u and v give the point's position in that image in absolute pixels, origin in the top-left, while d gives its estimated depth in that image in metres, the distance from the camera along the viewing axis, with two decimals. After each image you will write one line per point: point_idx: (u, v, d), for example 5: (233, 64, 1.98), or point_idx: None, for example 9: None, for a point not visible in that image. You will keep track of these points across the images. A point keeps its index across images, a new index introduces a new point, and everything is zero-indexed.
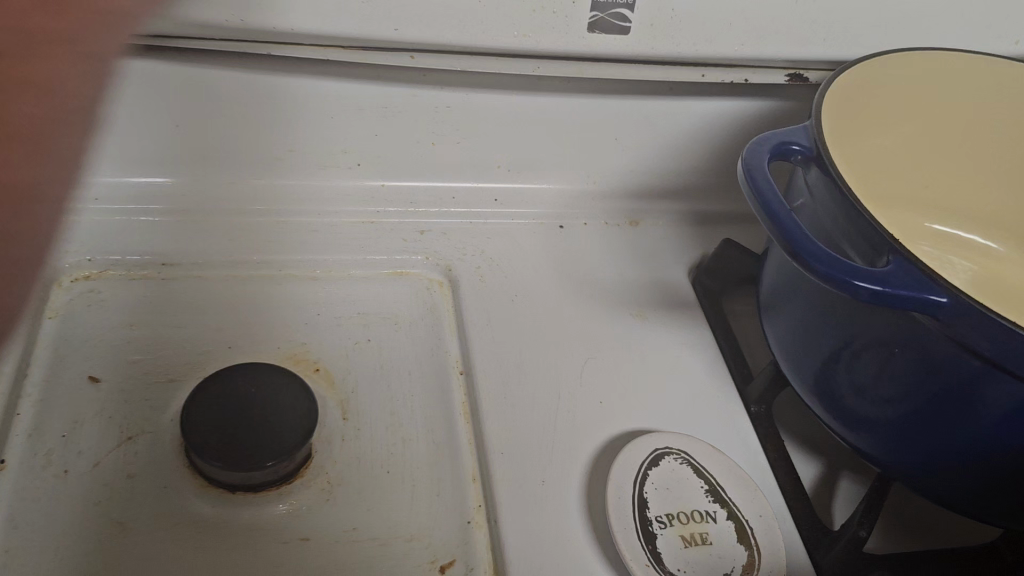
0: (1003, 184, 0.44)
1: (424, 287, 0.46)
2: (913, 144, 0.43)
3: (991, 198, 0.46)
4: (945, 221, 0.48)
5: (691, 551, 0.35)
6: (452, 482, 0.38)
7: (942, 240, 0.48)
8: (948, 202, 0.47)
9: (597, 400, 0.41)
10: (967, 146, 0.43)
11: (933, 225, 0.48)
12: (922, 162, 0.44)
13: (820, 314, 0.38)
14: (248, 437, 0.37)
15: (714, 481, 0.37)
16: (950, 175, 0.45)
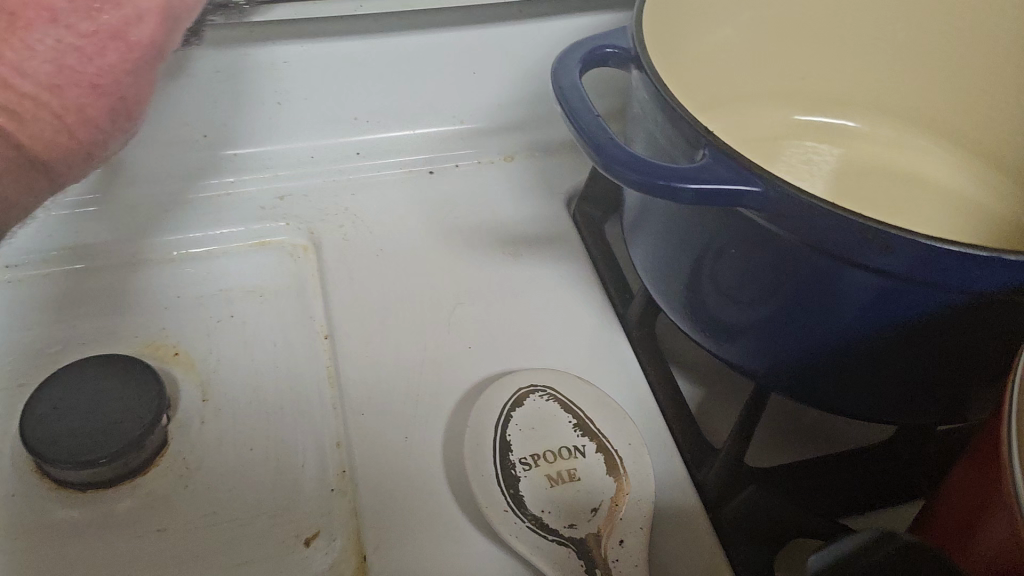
0: (862, 56, 0.44)
1: (287, 255, 0.44)
2: (751, 26, 0.42)
3: (851, 70, 0.45)
4: (812, 111, 0.48)
5: (557, 490, 0.33)
6: (316, 452, 0.37)
7: (814, 131, 0.48)
8: (806, 85, 0.46)
9: (465, 345, 0.39)
10: (804, 16, 0.42)
11: (801, 117, 0.48)
12: (770, 45, 0.43)
13: (672, 229, 0.36)
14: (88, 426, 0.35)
15: (583, 414, 0.35)
16: (803, 51, 0.44)
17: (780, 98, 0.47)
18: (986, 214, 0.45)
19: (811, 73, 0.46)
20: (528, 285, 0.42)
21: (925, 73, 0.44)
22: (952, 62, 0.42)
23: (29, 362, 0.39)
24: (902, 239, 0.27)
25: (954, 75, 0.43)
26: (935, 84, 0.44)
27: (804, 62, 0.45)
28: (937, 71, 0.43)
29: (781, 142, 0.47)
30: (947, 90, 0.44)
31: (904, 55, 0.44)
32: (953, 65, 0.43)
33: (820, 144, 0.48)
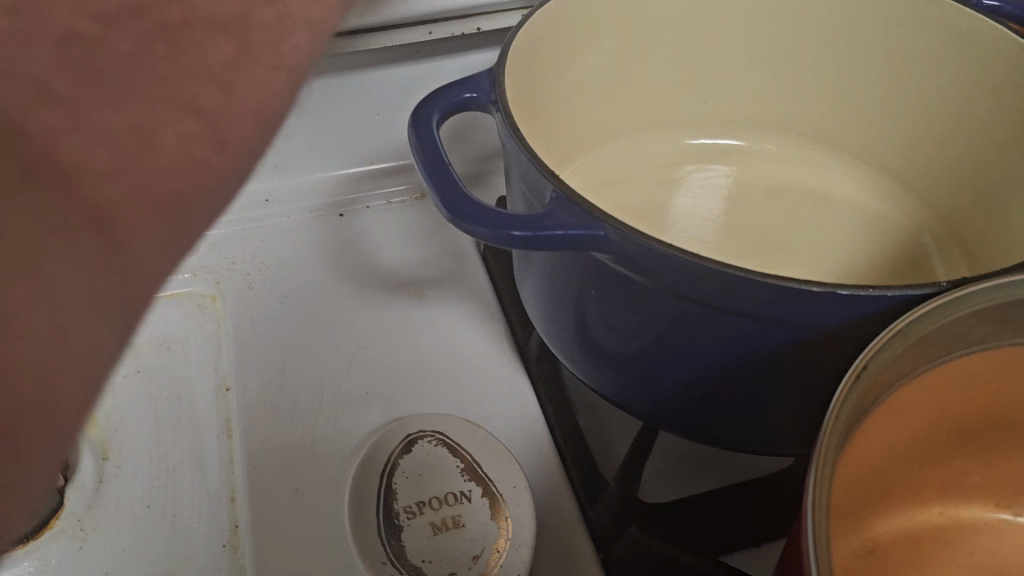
0: (756, 78, 0.45)
1: (196, 307, 0.44)
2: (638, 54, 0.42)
3: (750, 91, 0.45)
4: (711, 133, 0.48)
5: (441, 538, 0.33)
6: (212, 506, 0.37)
7: (717, 152, 0.48)
8: (705, 110, 0.47)
9: (364, 390, 0.39)
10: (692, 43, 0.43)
11: (700, 139, 0.48)
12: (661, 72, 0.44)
13: (550, 273, 0.35)
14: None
15: (470, 457, 0.35)
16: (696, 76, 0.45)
17: (679, 122, 0.47)
18: (893, 229, 0.44)
19: (711, 97, 0.46)
20: (429, 325, 0.42)
21: (822, 90, 0.44)
22: (846, 77, 0.42)
23: None
24: (738, 278, 0.26)
25: (849, 90, 0.43)
26: (832, 100, 0.44)
27: (701, 86, 0.45)
28: (834, 85, 0.43)
29: (686, 167, 0.47)
30: (846, 107, 0.44)
31: (798, 74, 0.44)
32: (848, 79, 0.42)
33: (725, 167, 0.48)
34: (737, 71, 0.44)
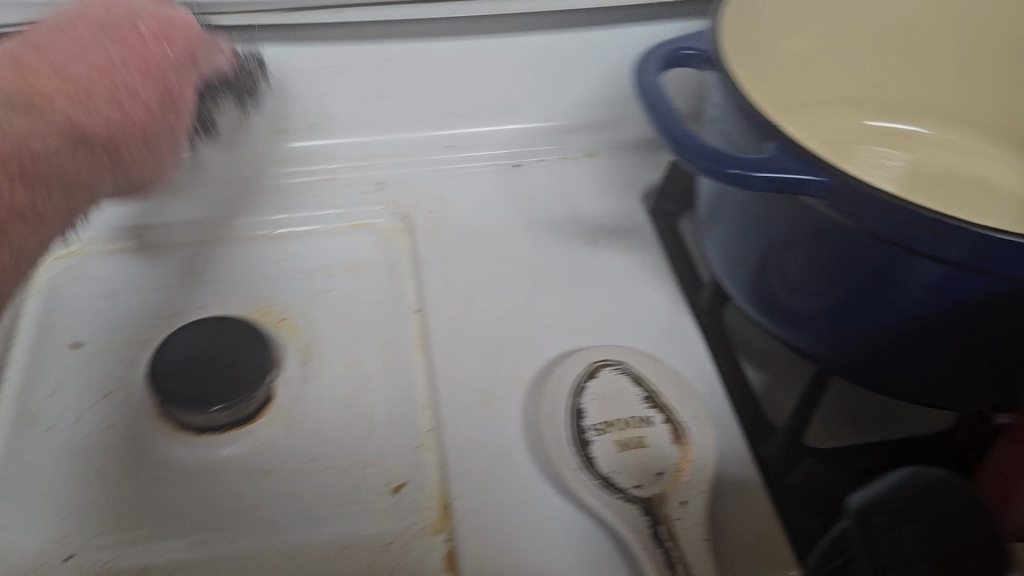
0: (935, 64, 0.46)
1: (385, 236, 0.48)
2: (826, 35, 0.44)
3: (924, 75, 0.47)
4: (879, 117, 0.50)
5: (627, 455, 0.36)
6: (406, 410, 0.40)
7: (882, 134, 0.50)
8: (879, 91, 0.49)
9: (545, 322, 0.43)
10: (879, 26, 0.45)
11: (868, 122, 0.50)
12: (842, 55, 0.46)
13: (743, 221, 0.38)
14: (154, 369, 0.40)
15: (653, 389, 0.38)
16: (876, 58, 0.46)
17: (849, 104, 0.49)
18: None
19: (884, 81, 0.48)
20: (603, 273, 0.45)
21: (999, 79, 0.45)
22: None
23: (155, 320, 0.44)
24: (957, 227, 0.29)
25: None
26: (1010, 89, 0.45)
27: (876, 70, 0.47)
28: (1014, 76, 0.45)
29: (852, 146, 0.49)
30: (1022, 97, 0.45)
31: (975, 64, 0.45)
32: None
33: (889, 151, 0.50)
34: (914, 58, 0.46)
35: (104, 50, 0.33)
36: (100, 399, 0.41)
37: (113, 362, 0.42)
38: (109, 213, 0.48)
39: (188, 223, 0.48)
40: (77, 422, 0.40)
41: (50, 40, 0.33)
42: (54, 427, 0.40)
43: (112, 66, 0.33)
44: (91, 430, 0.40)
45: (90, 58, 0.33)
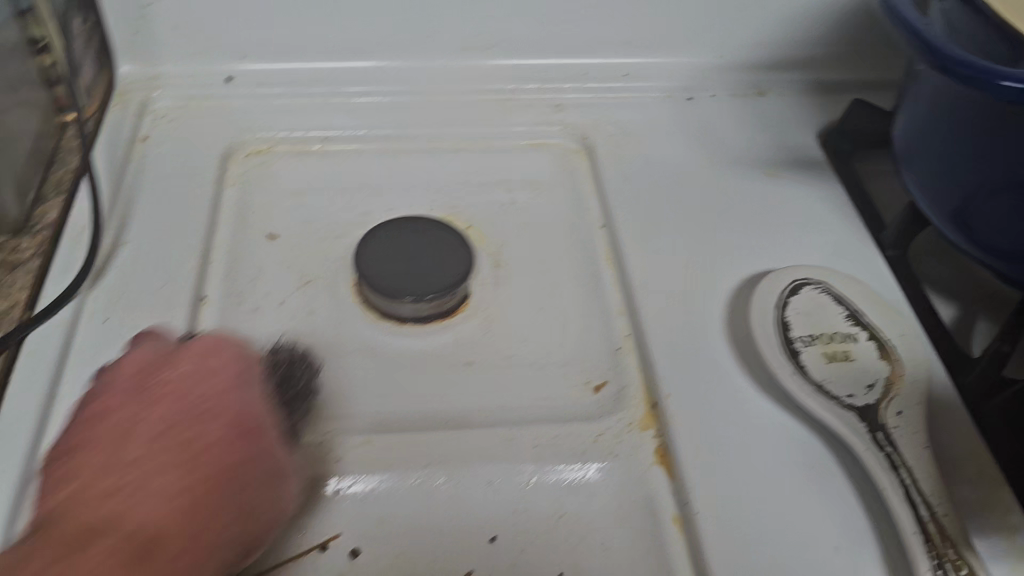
0: None
1: (562, 155, 0.49)
2: None
3: None
4: None
5: (836, 365, 0.36)
6: (600, 316, 0.41)
7: None
8: None
9: (734, 244, 0.43)
10: None
11: None
12: None
13: (969, 145, 0.37)
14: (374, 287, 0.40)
15: (854, 308, 0.39)
16: None
17: None
18: None
19: None
20: (784, 203, 0.46)
21: None
22: None
23: (344, 218, 0.45)
24: None
25: None
26: None
27: None
28: None
29: None
30: None
31: None
32: None
33: None
34: None
35: (227, 362, 0.33)
36: (300, 287, 0.42)
37: (308, 253, 0.44)
38: (296, 117, 0.50)
39: (372, 132, 0.49)
40: (280, 305, 0.41)
41: (160, 370, 0.33)
42: (259, 308, 0.41)
43: (259, 413, 0.32)
44: (293, 313, 0.41)
45: (234, 402, 0.32)
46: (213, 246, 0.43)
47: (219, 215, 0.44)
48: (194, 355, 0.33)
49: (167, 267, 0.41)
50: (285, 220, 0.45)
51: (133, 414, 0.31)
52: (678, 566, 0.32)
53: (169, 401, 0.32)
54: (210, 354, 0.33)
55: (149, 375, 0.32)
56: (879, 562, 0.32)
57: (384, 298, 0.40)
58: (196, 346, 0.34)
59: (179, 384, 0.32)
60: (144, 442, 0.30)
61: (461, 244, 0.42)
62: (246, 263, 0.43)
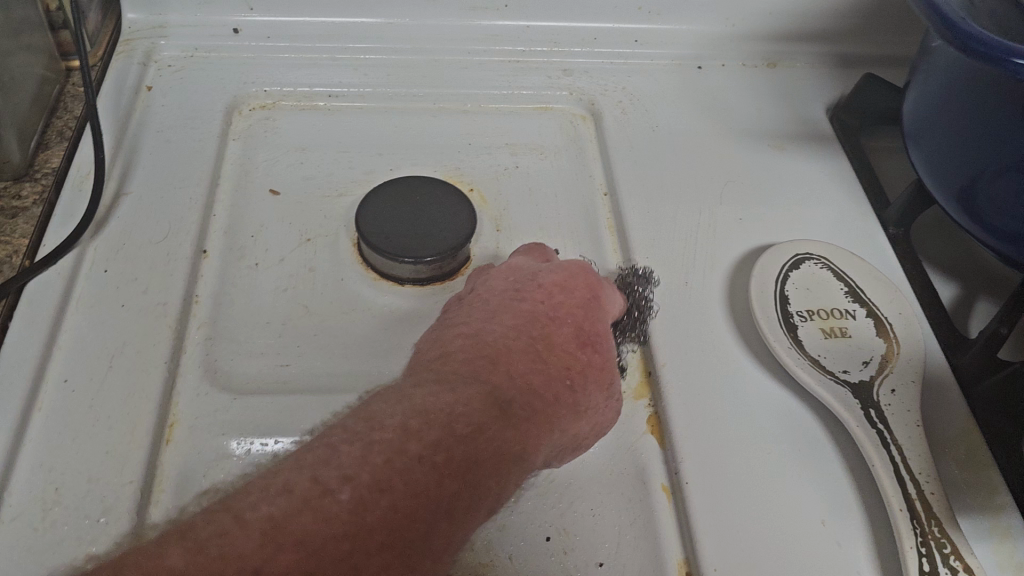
0: None
1: (568, 121, 0.49)
2: None
3: None
4: None
5: (831, 342, 0.37)
6: None
7: None
8: None
9: (737, 216, 0.43)
10: None
11: None
12: None
13: (981, 124, 0.37)
14: (373, 246, 0.40)
15: (854, 284, 0.39)
16: None
17: None
18: None
19: None
20: (790, 176, 0.45)
21: None
22: None
23: (347, 176, 0.45)
24: None
25: None
26: None
27: None
28: None
29: None
30: None
31: None
32: None
33: None
34: None
35: (530, 331, 0.34)
36: (302, 243, 0.42)
37: (310, 210, 0.44)
38: (302, 72, 0.49)
39: (377, 89, 0.49)
40: (280, 261, 0.41)
41: (508, 355, 0.33)
42: (260, 263, 0.41)
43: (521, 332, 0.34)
44: (294, 269, 0.41)
45: (513, 331, 0.34)
46: (216, 200, 0.43)
47: (222, 169, 0.44)
48: (513, 311, 0.35)
49: (171, 219, 0.41)
50: (287, 175, 0.45)
51: (401, 402, 0.29)
52: (666, 533, 0.33)
53: (494, 394, 0.31)
54: (501, 310, 0.35)
55: (499, 364, 0.32)
56: (865, 536, 0.32)
57: (385, 256, 0.40)
58: (516, 301, 0.36)
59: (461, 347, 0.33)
60: (466, 414, 0.29)
61: (457, 200, 0.42)
62: (248, 217, 0.43)
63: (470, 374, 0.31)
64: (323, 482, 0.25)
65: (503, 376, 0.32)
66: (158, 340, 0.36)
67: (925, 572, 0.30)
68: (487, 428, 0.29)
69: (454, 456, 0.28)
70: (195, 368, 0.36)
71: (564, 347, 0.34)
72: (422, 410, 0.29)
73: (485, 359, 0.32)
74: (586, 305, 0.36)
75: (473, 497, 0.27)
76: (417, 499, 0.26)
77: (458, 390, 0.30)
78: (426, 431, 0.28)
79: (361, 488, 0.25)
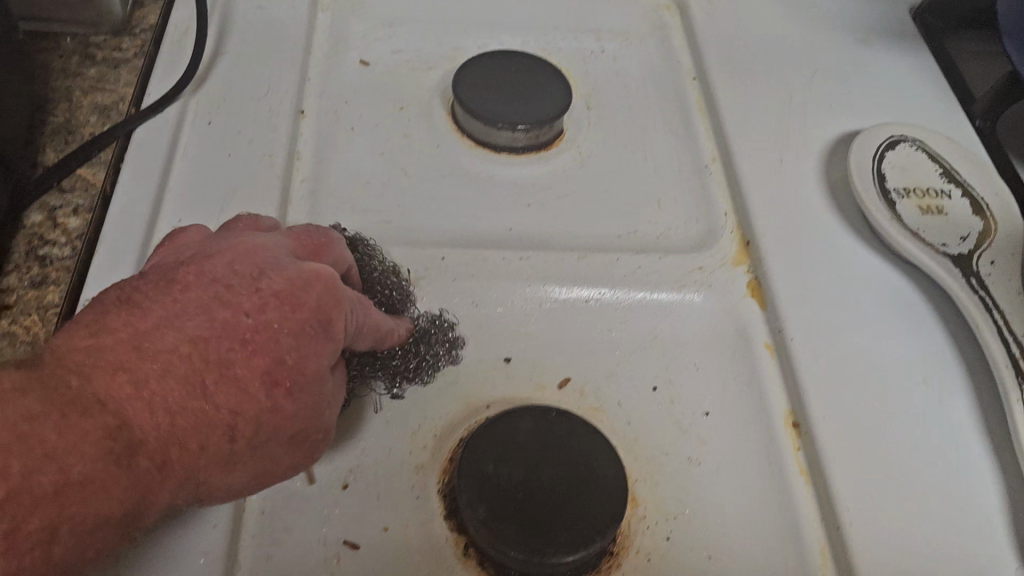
0: None
1: (654, 11, 0.49)
2: None
3: None
4: None
5: (929, 218, 0.37)
6: (692, 161, 0.41)
7: None
8: None
9: (826, 104, 0.43)
10: None
11: None
12: None
13: None
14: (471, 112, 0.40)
15: (950, 167, 0.39)
16: None
17: None
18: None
19: None
20: (878, 69, 0.46)
21: None
22: None
23: (437, 52, 0.45)
24: None
25: None
26: None
27: None
28: None
29: None
30: None
31: None
32: None
33: None
34: None
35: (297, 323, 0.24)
36: (396, 112, 0.42)
37: (402, 81, 0.44)
38: None
39: None
40: (376, 126, 0.41)
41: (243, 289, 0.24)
42: (356, 128, 0.41)
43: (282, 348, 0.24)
44: (389, 135, 0.41)
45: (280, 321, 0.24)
46: (309, 65, 0.43)
47: (315, 38, 0.44)
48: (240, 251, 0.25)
49: (267, 79, 0.41)
50: (378, 48, 0.45)
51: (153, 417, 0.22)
52: (770, 386, 0.34)
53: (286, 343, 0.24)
54: (256, 253, 0.25)
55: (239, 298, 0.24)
56: (964, 397, 0.33)
57: (482, 123, 0.40)
58: (245, 243, 0.25)
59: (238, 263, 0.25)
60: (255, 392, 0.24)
61: (551, 73, 0.42)
62: (341, 84, 0.43)
63: (219, 273, 0.24)
64: (57, 380, 0.21)
65: (276, 308, 0.24)
66: (267, 190, 0.37)
67: None
68: (251, 349, 0.23)
69: (245, 374, 0.23)
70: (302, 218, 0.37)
71: (308, 291, 0.25)
72: (188, 312, 0.23)
73: (269, 280, 0.24)
74: (287, 253, 0.26)
75: (231, 425, 0.23)
76: (104, 405, 0.21)
77: (212, 306, 0.23)
78: (161, 372, 0.22)
79: (16, 409, 0.20)
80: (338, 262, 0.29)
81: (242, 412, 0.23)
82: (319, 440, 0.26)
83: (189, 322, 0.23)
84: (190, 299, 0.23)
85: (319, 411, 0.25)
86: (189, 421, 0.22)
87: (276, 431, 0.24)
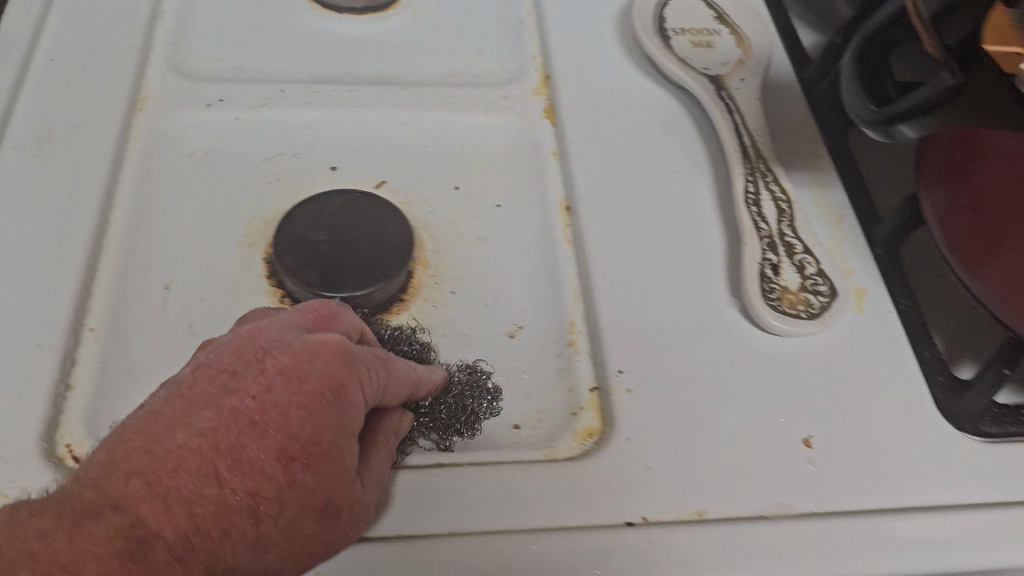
0: None
1: None
2: None
3: None
4: None
5: (698, 50, 0.43)
6: (512, 17, 0.48)
7: None
8: None
9: None
10: None
11: None
12: None
13: None
14: None
15: (723, 12, 0.45)
16: None
17: None
18: None
19: None
20: None
21: None
22: None
23: None
24: None
25: None
26: None
27: None
28: None
29: None
30: None
31: None
32: None
33: None
34: None
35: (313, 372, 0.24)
36: None
37: None
38: None
39: None
40: None
41: (261, 360, 0.24)
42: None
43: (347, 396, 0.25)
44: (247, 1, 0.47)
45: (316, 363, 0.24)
46: None
47: None
48: (278, 347, 0.24)
49: None
50: None
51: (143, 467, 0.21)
52: (552, 181, 0.40)
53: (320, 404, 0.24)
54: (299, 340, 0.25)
55: (288, 371, 0.24)
56: (708, 181, 0.39)
57: None
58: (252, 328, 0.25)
59: (281, 356, 0.24)
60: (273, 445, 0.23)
61: None
62: None
63: (223, 361, 0.24)
64: (94, 507, 0.20)
65: (320, 405, 0.24)
66: (130, 40, 0.43)
67: (750, 191, 0.37)
68: (259, 429, 0.23)
69: (254, 448, 0.22)
70: (161, 62, 0.43)
71: (314, 361, 0.24)
72: (166, 438, 0.22)
73: (295, 378, 0.24)
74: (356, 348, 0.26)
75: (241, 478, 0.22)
76: (145, 534, 0.20)
77: (219, 397, 0.23)
78: (174, 469, 0.21)
79: (29, 530, 0.20)
80: (351, 331, 0.28)
81: (261, 459, 0.22)
82: (354, 518, 0.25)
83: (197, 416, 0.22)
84: (198, 394, 0.23)
85: (345, 478, 0.25)
86: (203, 504, 0.21)
87: (307, 503, 0.23)
